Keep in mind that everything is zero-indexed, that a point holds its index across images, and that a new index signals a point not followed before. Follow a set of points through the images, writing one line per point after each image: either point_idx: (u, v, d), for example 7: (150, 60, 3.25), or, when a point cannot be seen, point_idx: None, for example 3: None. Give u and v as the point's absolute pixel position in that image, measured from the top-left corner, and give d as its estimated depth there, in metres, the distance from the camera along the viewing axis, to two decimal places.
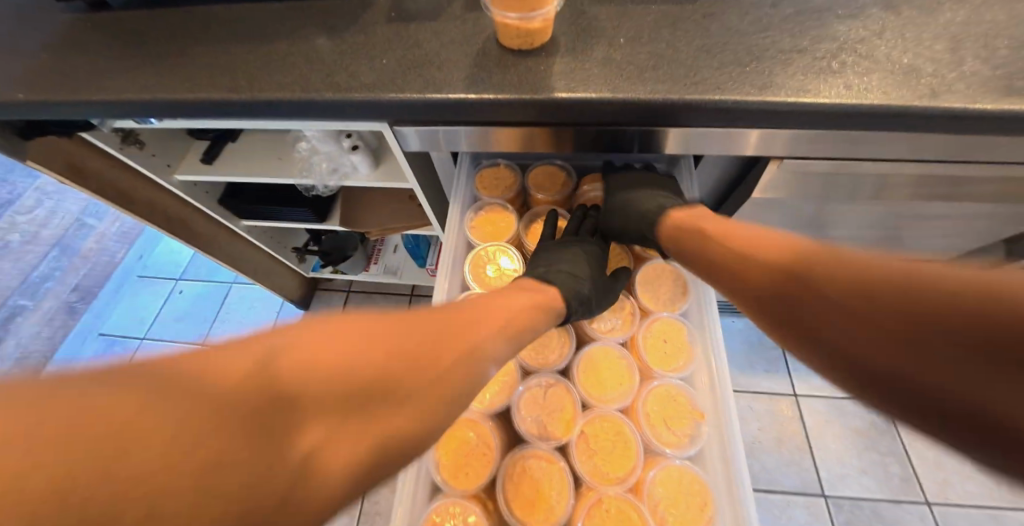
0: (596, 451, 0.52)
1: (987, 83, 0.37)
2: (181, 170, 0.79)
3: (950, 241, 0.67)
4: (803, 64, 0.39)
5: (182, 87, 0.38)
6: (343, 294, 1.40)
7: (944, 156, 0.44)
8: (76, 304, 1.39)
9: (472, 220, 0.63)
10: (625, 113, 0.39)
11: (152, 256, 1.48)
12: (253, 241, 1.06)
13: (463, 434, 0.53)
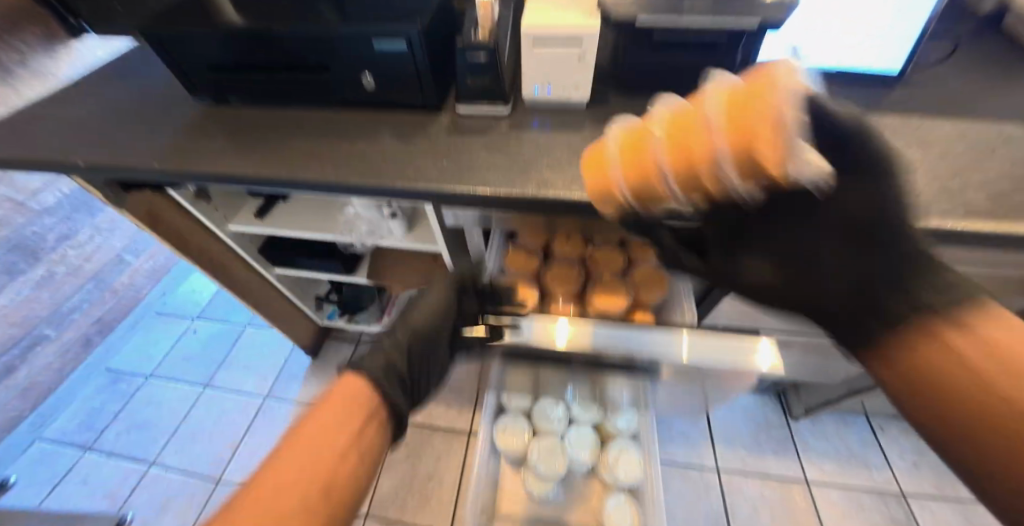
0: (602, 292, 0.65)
1: (929, 204, 0.43)
2: (235, 221, 0.91)
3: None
4: None
5: (278, 171, 0.47)
6: (353, 344, 1.45)
7: None
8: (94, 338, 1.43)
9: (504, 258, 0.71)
10: (623, 213, 0.45)
11: (172, 296, 1.65)
12: (281, 287, 1.16)
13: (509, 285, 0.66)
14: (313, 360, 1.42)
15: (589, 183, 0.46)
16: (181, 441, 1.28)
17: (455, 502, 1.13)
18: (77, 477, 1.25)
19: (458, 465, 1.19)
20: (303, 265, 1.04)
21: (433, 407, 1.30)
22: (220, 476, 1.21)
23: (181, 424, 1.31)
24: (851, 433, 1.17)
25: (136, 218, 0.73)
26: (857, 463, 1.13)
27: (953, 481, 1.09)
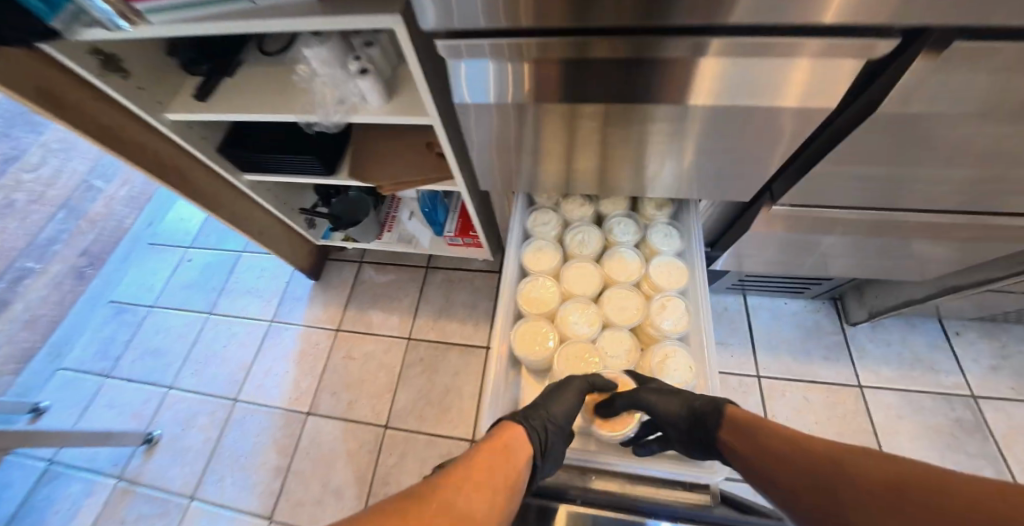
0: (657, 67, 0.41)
1: None
2: (171, 108, 0.72)
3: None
4: None
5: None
6: (355, 265, 1.33)
7: None
8: (86, 270, 1.35)
9: None
10: None
11: (160, 225, 1.49)
12: (254, 196, 1.00)
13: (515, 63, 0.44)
14: (316, 281, 1.32)
15: None
16: (195, 363, 1.25)
17: (475, 414, 1.08)
18: (103, 399, 1.23)
19: (476, 379, 1.13)
20: (275, 166, 0.87)
21: (446, 323, 1.21)
22: (239, 394, 1.19)
23: (193, 348, 1.27)
24: (917, 337, 1.04)
25: (29, 98, 0.59)
26: (921, 367, 1.00)
27: None
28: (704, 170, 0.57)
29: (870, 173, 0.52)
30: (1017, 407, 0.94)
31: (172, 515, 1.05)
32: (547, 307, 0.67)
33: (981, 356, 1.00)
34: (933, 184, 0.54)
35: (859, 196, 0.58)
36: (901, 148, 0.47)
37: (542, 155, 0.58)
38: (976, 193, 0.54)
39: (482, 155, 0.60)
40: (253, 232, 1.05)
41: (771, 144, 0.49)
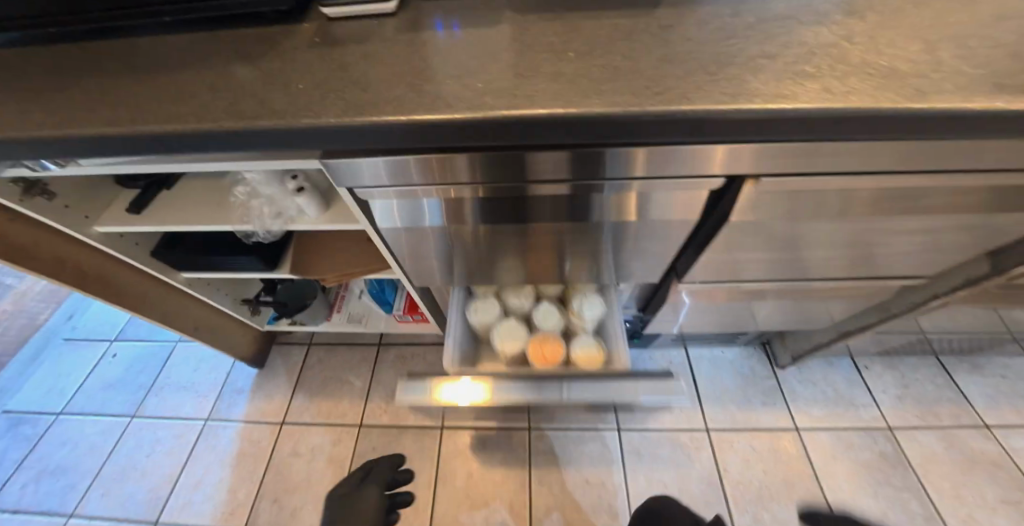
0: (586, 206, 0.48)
1: (974, 78, 0.31)
2: (100, 221, 0.77)
3: (935, 264, 0.64)
4: (775, 70, 0.34)
5: (100, 125, 0.38)
6: (303, 347, 1.29)
7: (911, 163, 0.39)
8: None
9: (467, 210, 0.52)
10: (567, 132, 0.34)
11: (83, 317, 1.37)
12: (190, 292, 0.98)
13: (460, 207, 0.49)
14: (259, 371, 1.25)
15: (523, 95, 0.34)
16: (107, 481, 1.10)
17: (432, 504, 1.03)
18: None
19: (431, 465, 1.08)
20: (215, 264, 0.88)
21: (399, 405, 1.17)
22: (159, 515, 1.05)
23: (106, 462, 1.13)
24: (835, 374, 1.14)
25: None
26: (844, 404, 1.09)
27: (936, 408, 1.07)
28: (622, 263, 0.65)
29: (749, 255, 0.61)
30: (927, 434, 1.04)
31: None
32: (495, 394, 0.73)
33: (889, 387, 1.11)
34: (814, 255, 0.62)
35: (747, 273, 0.67)
36: (771, 236, 0.54)
37: (472, 259, 0.64)
38: (832, 264, 0.64)
39: (435, 263, 0.65)
40: (188, 327, 1.01)
41: (662, 237, 0.57)
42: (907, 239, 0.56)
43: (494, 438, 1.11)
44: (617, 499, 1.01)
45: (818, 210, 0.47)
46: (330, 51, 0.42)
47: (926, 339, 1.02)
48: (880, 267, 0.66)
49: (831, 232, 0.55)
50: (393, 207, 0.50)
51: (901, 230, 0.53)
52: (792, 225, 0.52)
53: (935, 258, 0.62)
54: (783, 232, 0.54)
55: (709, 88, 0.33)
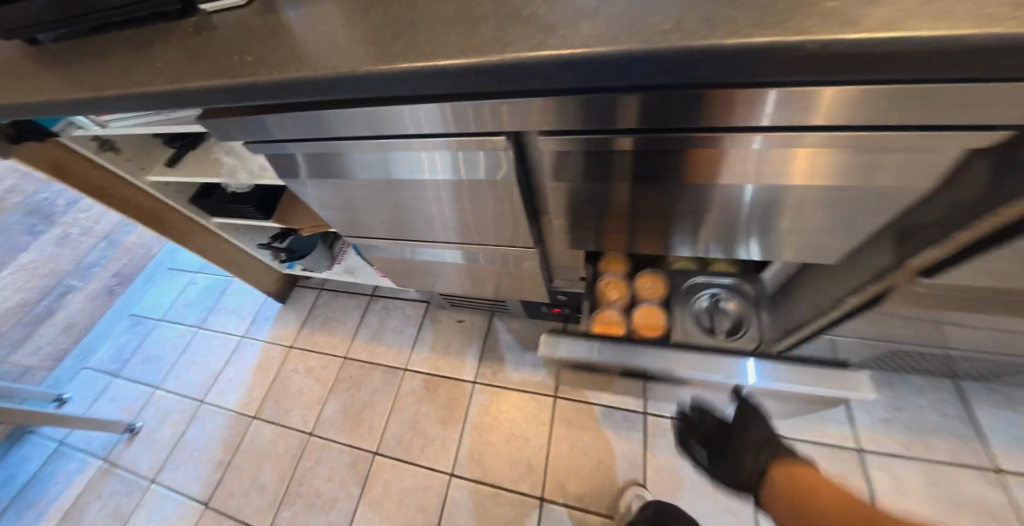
0: (568, 162, 0.51)
1: (608, 32, 0.34)
2: (152, 172, 1.04)
3: (822, 247, 0.58)
4: (460, 37, 0.39)
5: (59, 95, 0.57)
6: (316, 291, 1.55)
7: (646, 121, 0.41)
8: (114, 287, 1.75)
9: (455, 167, 0.56)
10: (327, 92, 0.44)
11: (180, 253, 1.84)
12: (222, 233, 1.27)
13: (469, 162, 0.54)
14: (282, 305, 1.55)
15: (291, 62, 0.44)
16: (179, 369, 1.51)
17: (384, 427, 1.18)
18: (107, 396, 1.51)
19: (389, 398, 1.24)
20: (229, 212, 1.12)
21: (376, 346, 1.36)
22: (205, 397, 1.41)
23: (179, 356, 1.54)
24: None
25: (42, 170, 0.91)
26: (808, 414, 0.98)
27: (927, 439, 0.90)
28: (496, 227, 0.71)
29: (593, 213, 0.62)
30: (906, 465, 0.88)
31: (135, 494, 1.28)
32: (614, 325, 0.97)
33: (873, 406, 0.96)
34: (678, 222, 0.61)
35: (616, 238, 0.69)
36: (595, 197, 0.58)
37: (440, 212, 0.70)
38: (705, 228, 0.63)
39: (450, 222, 0.73)
40: (221, 262, 1.31)
41: (498, 200, 0.62)
42: (749, 209, 0.53)
43: (443, 387, 1.22)
44: (535, 460, 1.05)
45: (602, 168, 0.51)
46: (197, 34, 0.55)
47: (926, 357, 0.85)
48: (765, 246, 0.62)
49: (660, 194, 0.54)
50: (411, 156, 0.56)
51: (732, 200, 0.52)
52: (591, 176, 0.53)
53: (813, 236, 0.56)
54: (598, 189, 0.56)
55: (409, 51, 0.40)
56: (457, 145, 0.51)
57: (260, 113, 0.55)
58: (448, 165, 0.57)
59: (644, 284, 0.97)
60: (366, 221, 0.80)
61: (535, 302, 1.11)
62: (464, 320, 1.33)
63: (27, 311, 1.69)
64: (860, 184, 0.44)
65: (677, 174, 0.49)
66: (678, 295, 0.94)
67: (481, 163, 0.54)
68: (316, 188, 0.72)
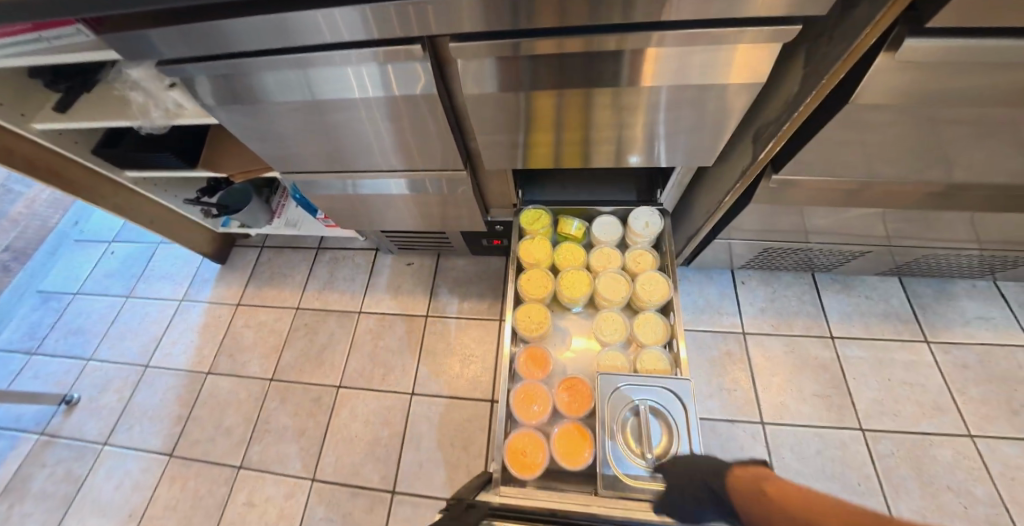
0: (480, 74, 0.59)
1: None
2: (36, 119, 0.88)
3: (711, 141, 0.73)
4: None
5: None
6: (257, 249, 1.48)
7: (587, 19, 0.48)
8: (9, 263, 1.50)
9: (390, 87, 0.62)
10: None
11: (86, 224, 1.61)
12: (142, 191, 1.13)
13: (403, 78, 0.61)
14: (222, 267, 1.46)
15: None
16: (113, 338, 1.39)
17: (346, 364, 1.24)
18: (29, 374, 1.36)
19: (347, 339, 1.28)
20: (146, 163, 1.00)
21: (328, 294, 1.36)
22: (149, 361, 1.34)
23: (110, 326, 1.41)
24: (711, 287, 1.22)
25: None
26: (708, 310, 1.19)
27: (791, 320, 1.15)
28: (438, 139, 0.75)
29: (513, 124, 0.71)
30: (774, 340, 1.13)
31: (87, 457, 1.23)
32: (538, 424, 0.76)
33: (756, 300, 1.19)
34: (595, 127, 0.72)
35: (544, 150, 0.79)
36: (513, 106, 0.66)
37: (375, 134, 0.75)
38: (621, 134, 0.73)
39: (383, 148, 0.79)
40: (144, 220, 1.18)
41: (426, 115, 0.69)
42: (665, 109, 0.65)
43: (398, 323, 1.28)
44: (484, 374, 1.18)
45: (517, 79, 0.60)
46: None
47: (794, 251, 1.06)
48: (673, 145, 0.75)
49: (566, 99, 0.64)
50: (338, 71, 0.60)
51: (654, 101, 0.63)
52: (507, 81, 0.60)
53: (710, 133, 0.70)
54: (522, 99, 0.64)
55: None
56: (359, 55, 0.57)
57: (189, 21, 0.53)
58: (384, 83, 0.62)
59: (569, 397, 0.78)
60: (289, 150, 0.83)
61: (478, 235, 1.19)
62: (413, 263, 1.37)
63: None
64: (759, 77, 0.57)
65: (562, 78, 0.59)
66: (601, 399, 0.73)
67: (400, 77, 0.61)
68: (228, 115, 0.73)
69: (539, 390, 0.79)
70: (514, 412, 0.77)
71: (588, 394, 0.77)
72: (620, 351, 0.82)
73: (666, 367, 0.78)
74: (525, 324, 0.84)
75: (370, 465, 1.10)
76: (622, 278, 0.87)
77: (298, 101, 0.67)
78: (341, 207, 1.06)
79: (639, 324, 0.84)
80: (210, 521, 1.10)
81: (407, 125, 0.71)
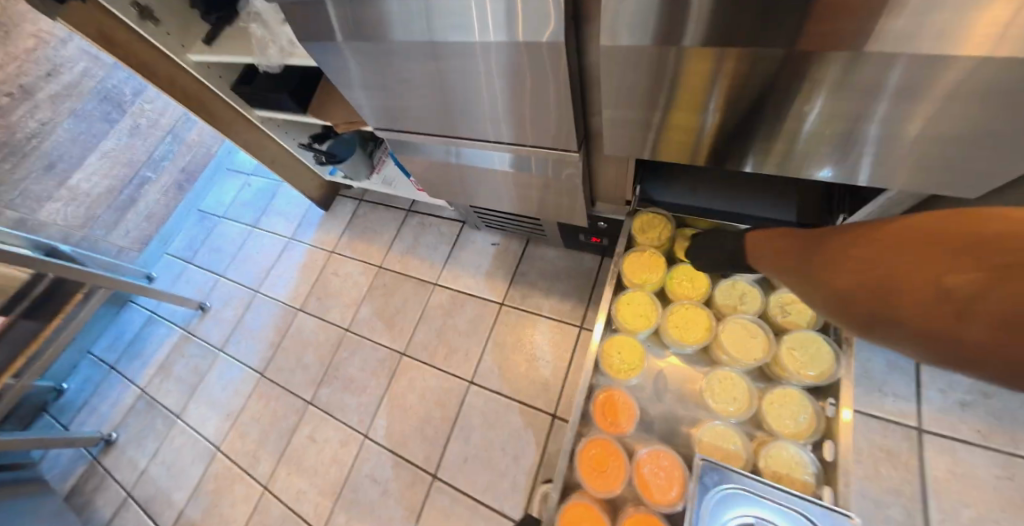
0: (629, 19, 0.41)
1: None
2: (192, 51, 0.96)
3: (961, 161, 0.44)
4: None
5: None
6: (356, 201, 1.52)
7: None
8: (183, 183, 1.78)
9: (513, 32, 0.48)
10: None
11: (237, 155, 1.84)
12: (267, 130, 1.20)
13: (531, 15, 0.45)
14: (325, 213, 1.55)
15: None
16: (239, 261, 1.59)
17: (414, 334, 1.22)
18: (185, 279, 1.64)
19: (420, 308, 1.25)
20: (268, 103, 1.04)
21: (410, 259, 1.34)
22: (259, 288, 1.50)
23: (239, 250, 1.61)
24: (876, 354, 0.89)
25: (88, 37, 0.84)
26: (865, 385, 0.87)
27: (1011, 434, 0.77)
28: (552, 107, 0.59)
29: (654, 96, 0.51)
30: (972, 454, 0.77)
31: (209, 357, 1.45)
32: (604, 499, 0.60)
33: (951, 388, 0.83)
34: (776, 116, 0.48)
35: (686, 140, 0.58)
36: (665, 71, 0.46)
37: (479, 92, 0.62)
38: (816, 133, 0.48)
39: (488, 112, 0.66)
40: (266, 159, 1.26)
41: (540, 74, 0.53)
42: (916, 103, 0.40)
43: (470, 304, 1.21)
44: (549, 383, 1.05)
45: (685, 29, 0.40)
46: None
47: None
48: (887, 158, 0.48)
49: (751, 67, 0.42)
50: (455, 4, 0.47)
51: (874, 83, 0.39)
52: (665, 32, 0.41)
53: (961, 145, 0.42)
54: (679, 62, 0.44)
55: None
56: None
57: None
58: (506, 25, 0.48)
59: (651, 475, 0.60)
60: (392, 104, 0.75)
61: (574, 228, 1.03)
62: (498, 244, 1.27)
63: (112, 198, 1.70)
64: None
65: (761, 32, 0.38)
66: (699, 501, 0.53)
67: (530, 18, 0.46)
68: (355, 58, 0.66)
69: (613, 453, 0.62)
70: (577, 474, 0.62)
71: (678, 477, 0.59)
72: (738, 430, 0.60)
73: (806, 475, 0.55)
74: (611, 356, 0.68)
75: (418, 441, 1.07)
76: (758, 331, 0.64)
77: (404, 44, 0.57)
78: (432, 175, 0.98)
79: (772, 400, 0.61)
80: (280, 443, 1.21)
81: (521, 81, 0.56)
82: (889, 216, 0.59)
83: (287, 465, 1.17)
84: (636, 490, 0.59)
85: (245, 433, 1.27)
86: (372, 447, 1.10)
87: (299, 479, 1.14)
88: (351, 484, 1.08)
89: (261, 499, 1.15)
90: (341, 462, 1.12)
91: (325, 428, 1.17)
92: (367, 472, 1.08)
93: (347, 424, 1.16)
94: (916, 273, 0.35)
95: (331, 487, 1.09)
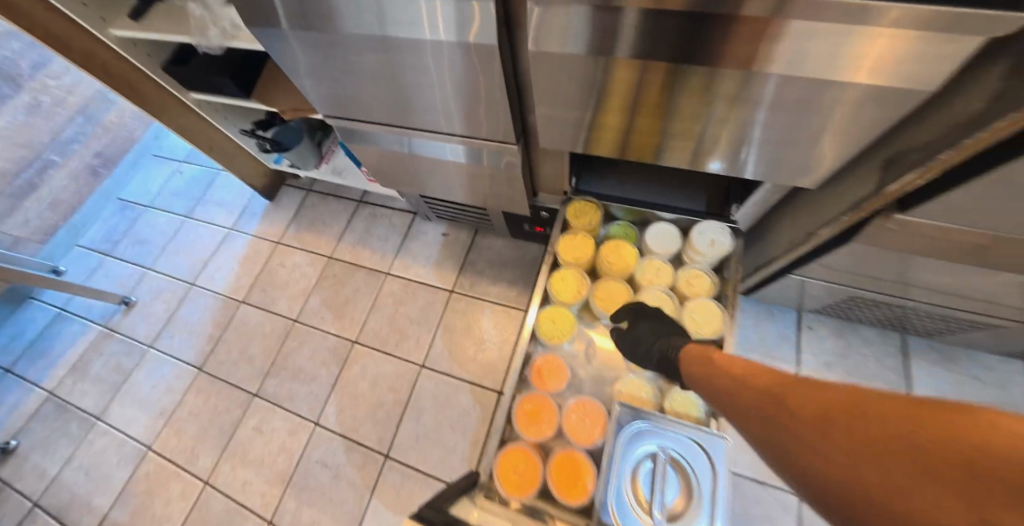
0: (553, 30, 0.49)
1: None
2: (115, 25, 0.91)
3: (814, 157, 0.57)
4: None
5: None
6: (304, 192, 1.49)
7: None
8: (98, 168, 1.63)
9: (457, 32, 0.53)
10: None
11: (165, 140, 1.71)
12: (203, 113, 1.14)
13: (474, 21, 0.51)
14: (270, 203, 1.50)
15: None
16: (170, 253, 1.50)
17: (364, 322, 1.24)
18: (103, 271, 1.51)
19: (371, 297, 1.27)
20: (207, 87, 1.01)
21: (361, 250, 1.35)
22: (194, 280, 1.42)
23: (169, 241, 1.51)
24: (770, 325, 1.05)
25: None
26: (760, 350, 1.03)
27: (862, 384, 0.96)
28: (494, 103, 0.66)
29: (580, 98, 0.59)
30: None
31: (135, 355, 1.35)
32: (538, 443, 0.69)
33: (824, 350, 1.01)
34: (677, 118, 0.59)
35: (610, 136, 0.67)
36: (587, 77, 0.54)
37: (425, 86, 0.66)
38: (707, 133, 0.60)
39: (434, 106, 0.71)
40: (203, 145, 1.20)
41: (480, 72, 0.59)
42: (772, 110, 0.51)
43: (422, 293, 1.25)
44: (497, 363, 1.12)
45: (601, 42, 0.48)
46: None
47: (886, 309, 0.87)
48: (760, 154, 0.60)
49: (653, 77, 0.51)
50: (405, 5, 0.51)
51: (748, 94, 0.49)
52: (583, 44, 0.49)
53: (813, 145, 0.55)
54: (598, 70, 0.53)
55: None
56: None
57: None
58: (451, 25, 0.53)
59: (578, 422, 0.69)
60: (341, 94, 0.77)
61: (520, 218, 1.11)
62: (449, 234, 1.32)
63: (6, 183, 1.54)
64: (918, 84, 0.41)
65: (658, 47, 0.47)
66: (617, 438, 0.64)
67: (473, 21, 0.51)
68: (307, 48, 0.67)
69: (546, 405, 0.71)
70: (516, 425, 0.71)
71: (600, 421, 0.69)
72: (649, 382, 0.72)
73: (698, 415, 0.68)
74: (546, 325, 0.76)
75: (370, 425, 1.10)
76: (667, 300, 0.76)
77: (350, 37, 0.60)
78: (383, 165, 1.01)
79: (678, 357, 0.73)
80: (222, 438, 1.17)
81: (467, 79, 0.62)
82: (767, 206, 0.73)
83: (231, 458, 1.14)
84: (565, 435, 0.69)
85: (181, 430, 1.21)
86: (322, 433, 1.11)
87: (244, 471, 1.11)
88: (301, 471, 1.08)
89: (201, 496, 1.11)
90: (289, 451, 1.11)
91: (272, 420, 1.16)
92: (318, 458, 1.09)
93: (295, 414, 1.15)
94: (892, 463, 0.31)
95: (280, 477, 1.09)
